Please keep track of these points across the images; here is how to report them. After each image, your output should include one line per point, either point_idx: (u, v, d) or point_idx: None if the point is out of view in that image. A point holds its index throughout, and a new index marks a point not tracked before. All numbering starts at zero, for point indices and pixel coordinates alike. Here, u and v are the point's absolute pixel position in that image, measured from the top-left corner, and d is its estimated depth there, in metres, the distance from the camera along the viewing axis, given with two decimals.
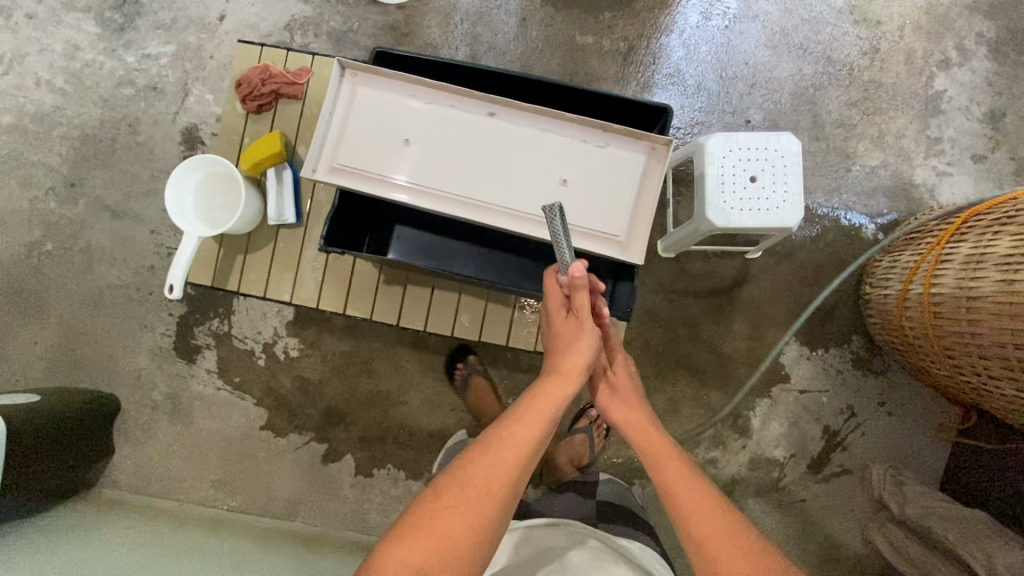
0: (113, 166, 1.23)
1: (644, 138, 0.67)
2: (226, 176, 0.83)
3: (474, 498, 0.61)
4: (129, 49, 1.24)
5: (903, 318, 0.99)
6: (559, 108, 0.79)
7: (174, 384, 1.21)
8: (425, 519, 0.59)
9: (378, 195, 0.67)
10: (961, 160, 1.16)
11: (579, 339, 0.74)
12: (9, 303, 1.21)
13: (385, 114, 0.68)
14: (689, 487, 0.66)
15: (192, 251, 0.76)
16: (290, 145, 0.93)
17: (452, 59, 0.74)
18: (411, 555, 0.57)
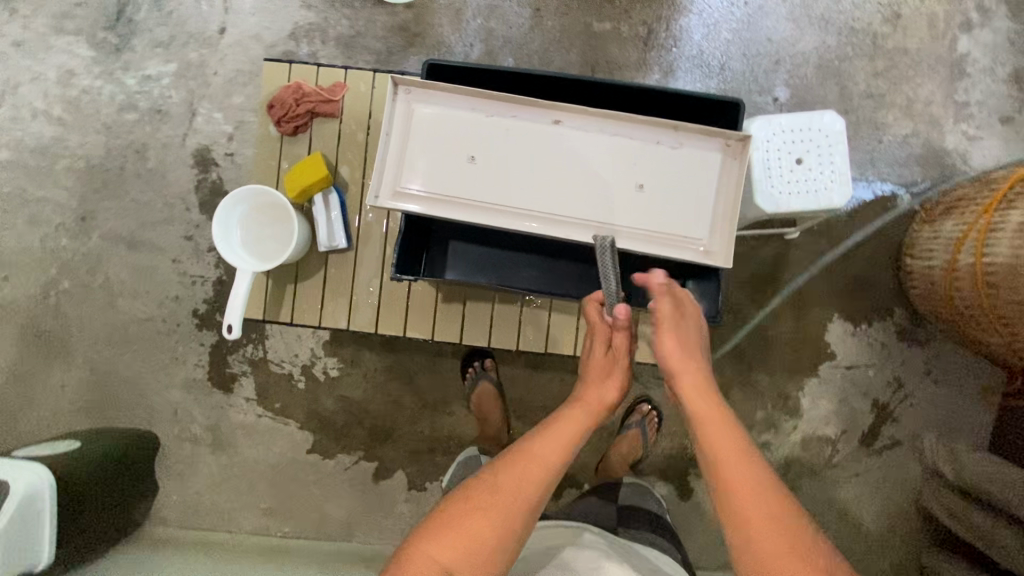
0: (124, 196, 1.19)
1: (717, 134, 0.67)
2: (277, 206, 0.80)
3: (499, 506, 0.66)
4: (127, 71, 1.19)
5: (952, 289, 0.99)
6: (617, 108, 0.77)
7: (213, 415, 1.18)
8: (452, 521, 0.65)
9: (444, 214, 0.67)
10: (990, 123, 1.15)
11: (610, 374, 0.78)
12: (30, 346, 1.18)
13: (446, 130, 0.68)
14: (739, 471, 0.65)
15: (244, 290, 0.76)
16: (330, 165, 0.91)
17: (509, 67, 0.73)
18: (440, 554, 0.63)
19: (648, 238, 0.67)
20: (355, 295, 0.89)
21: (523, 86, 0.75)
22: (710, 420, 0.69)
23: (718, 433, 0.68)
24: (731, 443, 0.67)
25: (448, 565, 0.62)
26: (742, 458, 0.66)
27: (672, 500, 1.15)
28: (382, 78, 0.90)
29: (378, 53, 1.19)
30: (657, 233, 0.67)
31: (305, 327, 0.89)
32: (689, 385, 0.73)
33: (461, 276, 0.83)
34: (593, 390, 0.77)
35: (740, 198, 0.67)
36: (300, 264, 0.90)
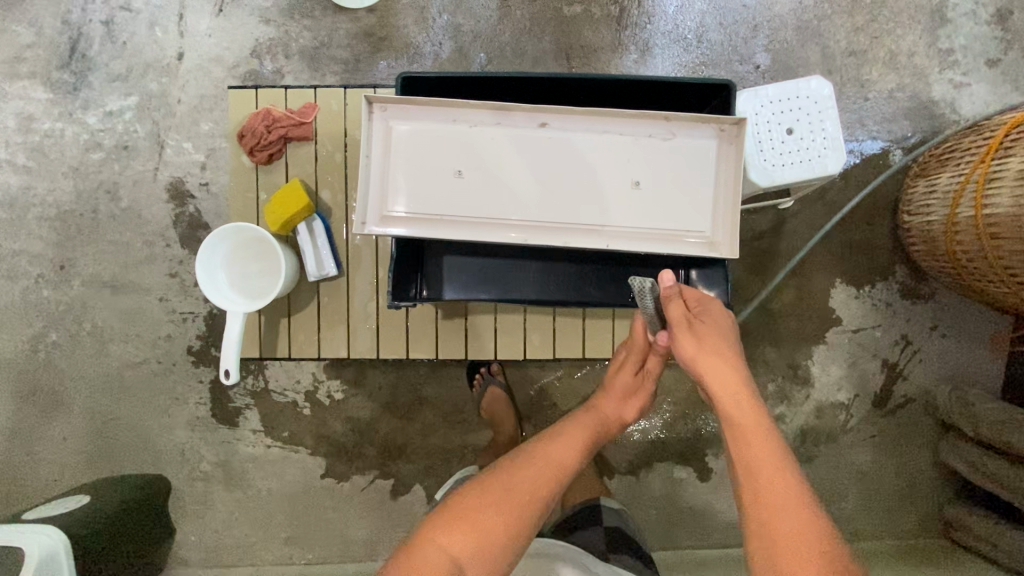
0: (101, 239, 1.15)
1: (711, 120, 0.64)
2: (268, 246, 0.78)
3: (514, 504, 0.68)
4: (87, 109, 1.14)
5: (954, 243, 0.97)
6: (605, 101, 0.74)
7: (222, 451, 1.16)
8: (465, 514, 0.67)
9: (438, 234, 0.65)
10: (976, 67, 1.13)
11: (631, 396, 0.82)
12: (25, 404, 1.15)
13: (430, 145, 0.65)
14: (775, 494, 0.60)
15: (235, 333, 0.74)
16: (311, 190, 0.88)
17: (487, 71, 0.70)
18: (453, 545, 0.64)
19: (651, 237, 0.66)
20: (352, 322, 0.88)
21: (504, 88, 0.72)
22: (748, 435, 0.64)
23: (757, 453, 0.62)
24: (767, 463, 0.62)
25: (461, 559, 0.64)
26: (782, 481, 0.61)
27: (693, 483, 1.14)
28: (354, 94, 0.87)
29: (345, 62, 1.15)
30: (662, 231, 0.66)
31: (305, 360, 0.88)
32: (723, 395, 0.66)
33: (461, 294, 0.81)
34: (609, 407, 0.80)
35: (741, 183, 0.64)
36: (292, 297, 0.89)
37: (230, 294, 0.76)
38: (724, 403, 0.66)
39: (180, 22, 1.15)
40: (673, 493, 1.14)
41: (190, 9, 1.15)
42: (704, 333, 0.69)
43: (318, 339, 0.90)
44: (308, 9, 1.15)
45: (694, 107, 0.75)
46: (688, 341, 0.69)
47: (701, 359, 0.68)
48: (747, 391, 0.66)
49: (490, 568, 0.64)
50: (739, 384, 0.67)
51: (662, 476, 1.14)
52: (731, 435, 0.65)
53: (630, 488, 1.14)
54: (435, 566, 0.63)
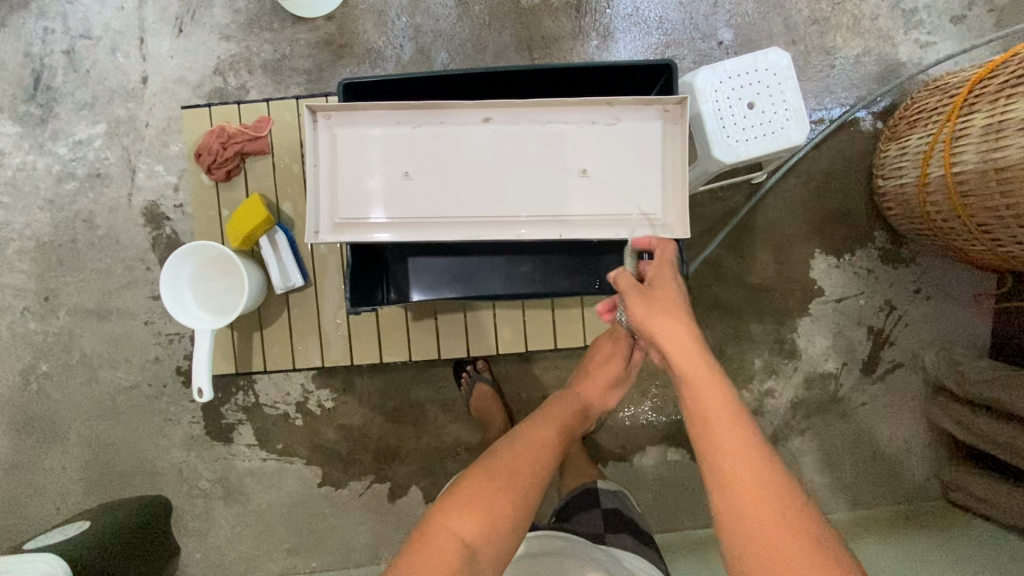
0: (82, 267, 1.16)
1: (654, 102, 0.64)
2: (232, 263, 0.79)
3: (517, 480, 0.67)
4: (57, 139, 1.15)
5: (928, 203, 0.96)
6: (552, 92, 0.75)
7: (218, 467, 1.17)
8: (469, 496, 0.66)
9: (386, 238, 0.66)
10: (941, 25, 1.11)
11: (608, 368, 0.83)
12: (23, 436, 1.16)
13: (373, 149, 0.65)
14: (730, 446, 0.57)
15: (206, 349, 0.75)
16: (273, 205, 0.88)
17: (432, 71, 0.71)
18: (464, 529, 0.63)
19: (602, 223, 0.66)
20: (323, 331, 0.89)
21: (452, 85, 0.73)
22: (701, 389, 0.60)
23: (712, 404, 0.59)
24: (720, 413, 0.59)
25: (470, 540, 0.62)
26: (735, 431, 0.58)
27: (687, 464, 1.14)
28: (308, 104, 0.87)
29: (308, 73, 1.15)
30: (611, 217, 0.66)
31: (280, 371, 0.89)
32: (674, 351, 0.62)
33: (428, 293, 0.82)
34: (588, 390, 0.82)
35: (686, 164, 0.65)
36: (263, 310, 0.90)
37: (197, 312, 0.77)
38: (676, 357, 0.62)
39: (141, 46, 1.16)
40: (669, 475, 1.14)
41: (150, 32, 1.16)
42: (658, 292, 0.65)
43: (292, 350, 0.91)
44: (267, 22, 1.15)
45: (644, 90, 0.75)
46: (640, 304, 0.65)
47: (655, 319, 0.64)
48: (698, 344, 0.63)
49: (500, 544, 0.63)
50: (691, 338, 0.63)
51: (655, 459, 1.14)
52: (684, 390, 0.61)
53: (625, 473, 1.14)
54: (444, 551, 0.61)
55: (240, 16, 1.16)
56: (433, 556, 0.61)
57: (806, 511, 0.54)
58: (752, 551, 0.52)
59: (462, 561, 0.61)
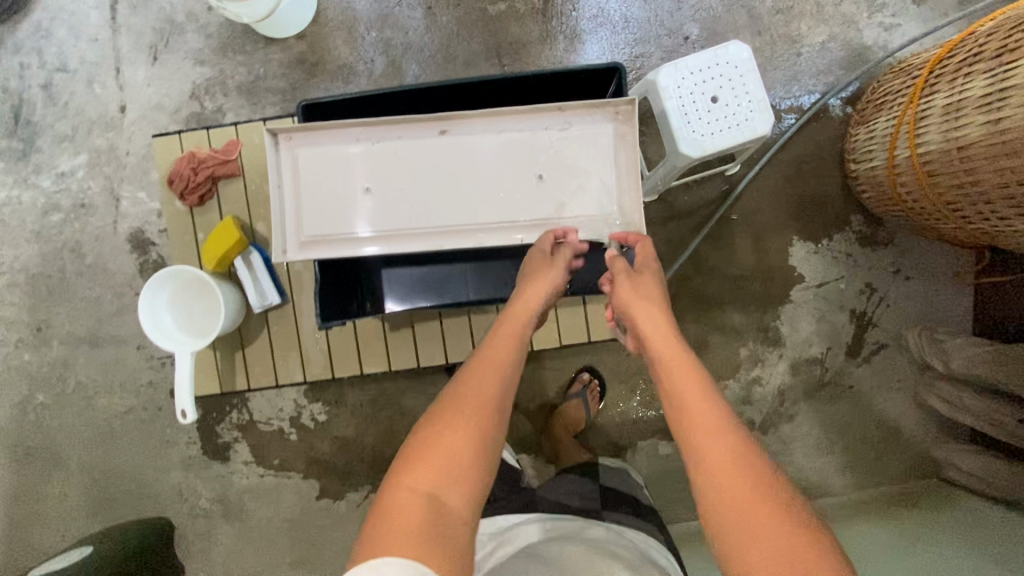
0: (72, 297, 1.18)
1: (605, 105, 0.66)
2: (211, 287, 0.81)
3: (473, 416, 0.58)
4: (40, 173, 1.17)
5: (898, 185, 0.97)
6: (511, 100, 0.78)
7: (217, 486, 1.18)
8: (427, 447, 0.56)
9: (350, 254, 0.68)
10: (904, 7, 1.12)
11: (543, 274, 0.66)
12: (25, 465, 1.19)
13: (332, 167, 0.67)
14: (708, 435, 0.55)
15: (185, 369, 0.76)
16: (248, 228, 0.91)
17: (389, 87, 0.74)
18: (423, 482, 0.54)
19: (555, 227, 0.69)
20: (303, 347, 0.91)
21: (418, 100, 0.76)
22: (673, 367, 0.61)
23: (687, 390, 0.59)
24: (697, 402, 0.58)
25: (436, 489, 0.54)
26: (712, 420, 0.56)
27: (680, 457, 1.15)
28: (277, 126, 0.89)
29: (283, 92, 1.17)
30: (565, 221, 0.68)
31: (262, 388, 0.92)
32: (651, 332, 0.64)
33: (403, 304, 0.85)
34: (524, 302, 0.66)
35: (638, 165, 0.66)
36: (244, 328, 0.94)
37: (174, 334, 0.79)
38: (653, 342, 0.64)
39: (118, 76, 1.17)
40: (662, 468, 1.15)
41: (126, 61, 1.18)
42: (640, 280, 0.68)
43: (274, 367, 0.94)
44: (240, 44, 1.17)
45: (601, 92, 0.78)
46: (626, 287, 0.68)
47: (634, 305, 0.66)
48: (672, 327, 0.65)
49: (467, 488, 0.55)
50: (666, 320, 0.65)
51: (648, 453, 1.15)
52: (659, 372, 0.62)
53: None
54: (408, 509, 0.52)
55: (213, 40, 1.17)
56: (396, 518, 0.51)
57: (792, 505, 0.51)
58: (733, 529, 0.51)
59: (429, 513, 0.52)
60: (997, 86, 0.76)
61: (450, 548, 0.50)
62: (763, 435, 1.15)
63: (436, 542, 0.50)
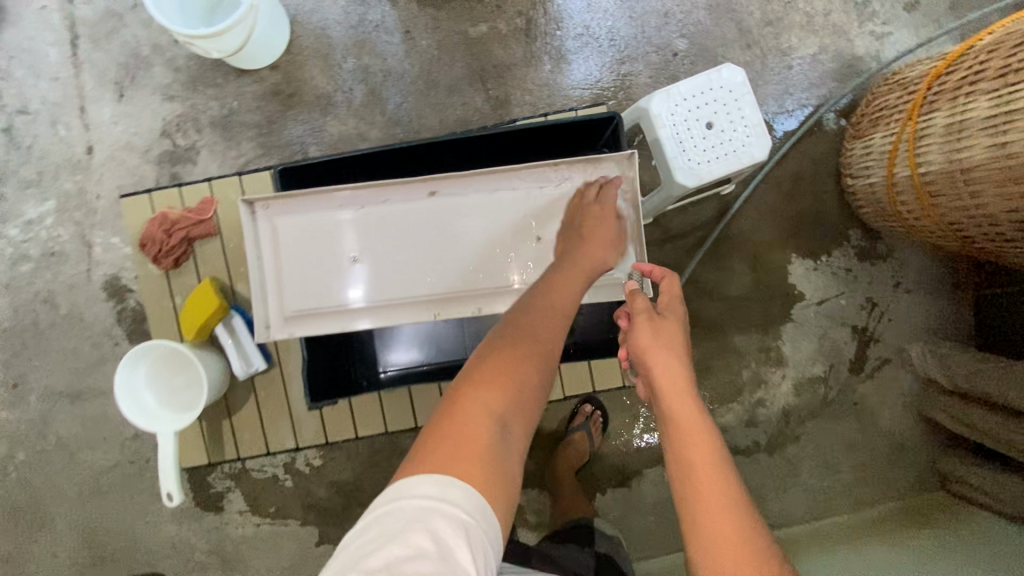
0: (47, 349, 1.12)
1: (595, 163, 0.70)
2: (189, 360, 0.79)
3: (538, 353, 0.59)
4: (6, 221, 1.12)
5: (897, 202, 0.95)
6: (495, 155, 0.80)
7: (212, 537, 1.14)
8: (494, 375, 0.56)
9: (341, 326, 0.70)
10: (896, 14, 1.09)
11: (603, 237, 0.69)
12: (8, 526, 1.14)
13: (319, 235, 0.69)
14: (715, 511, 0.52)
15: (171, 453, 0.75)
16: (226, 289, 0.91)
17: (368, 149, 0.76)
18: (493, 403, 0.54)
19: None
20: (294, 414, 0.92)
21: (433, 158, 0.79)
22: (686, 432, 0.56)
23: (697, 460, 0.55)
24: (709, 478, 0.53)
25: (502, 412, 0.54)
26: (723, 502, 0.52)
27: None
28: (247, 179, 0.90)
29: (259, 126, 1.12)
30: None
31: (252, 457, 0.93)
32: (667, 387, 0.59)
33: (403, 365, 0.88)
34: (587, 255, 0.68)
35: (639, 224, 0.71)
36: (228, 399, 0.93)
37: (158, 411, 0.77)
38: (667, 397, 0.59)
39: (83, 115, 1.12)
40: (668, 496, 1.12)
41: (91, 100, 1.12)
42: (661, 324, 0.63)
43: (264, 434, 0.93)
44: (211, 77, 1.12)
45: (586, 146, 0.80)
46: (645, 330, 0.63)
47: (651, 353, 0.61)
48: (691, 385, 0.60)
49: (527, 421, 0.56)
50: (683, 377, 0.60)
51: (654, 481, 1.13)
52: (669, 433, 0.57)
53: (625, 499, 1.12)
54: (475, 424, 0.52)
55: (181, 74, 1.12)
56: (462, 431, 0.51)
57: None
58: None
59: (494, 432, 0.52)
60: (1002, 110, 0.74)
61: (506, 473, 0.51)
62: (769, 456, 1.13)
63: (499, 464, 0.50)
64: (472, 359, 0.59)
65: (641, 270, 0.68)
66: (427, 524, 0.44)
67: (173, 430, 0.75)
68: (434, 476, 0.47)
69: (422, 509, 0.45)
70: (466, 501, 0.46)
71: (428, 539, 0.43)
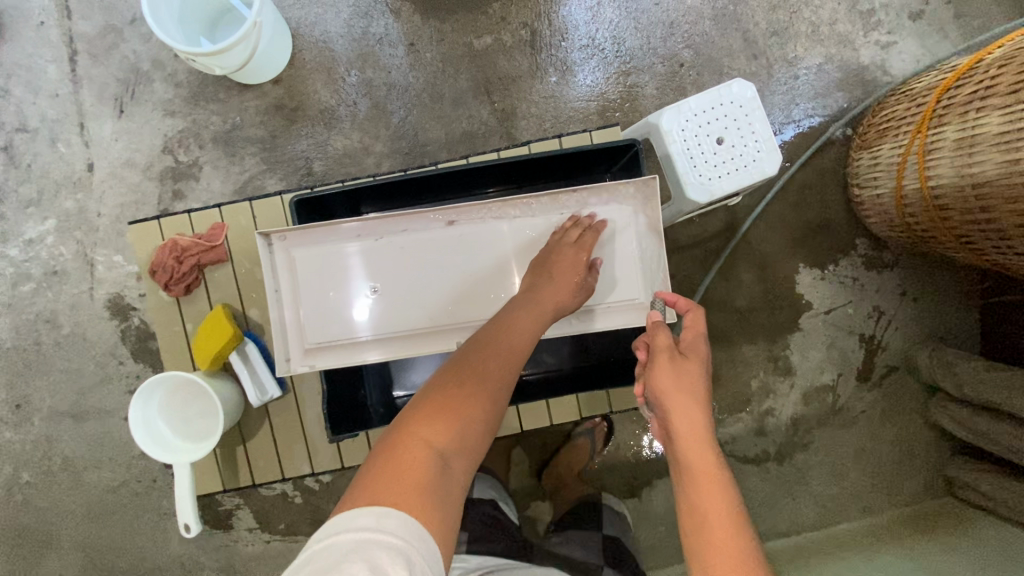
0: (50, 369, 1.11)
1: (619, 187, 0.70)
2: (202, 389, 0.79)
3: (490, 391, 0.57)
4: (7, 241, 1.10)
5: (906, 213, 0.95)
6: (511, 181, 0.81)
7: (222, 555, 1.14)
8: (441, 409, 0.54)
9: (358, 360, 0.71)
10: (900, 23, 1.09)
11: (568, 278, 0.67)
12: (14, 548, 1.13)
13: (336, 267, 0.70)
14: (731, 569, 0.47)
15: (189, 487, 0.76)
16: (238, 315, 0.91)
17: (385, 178, 0.76)
18: (436, 437, 0.52)
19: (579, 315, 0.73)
20: (309, 438, 0.91)
21: (453, 184, 0.80)
22: (703, 480, 0.52)
23: (714, 511, 0.51)
24: (723, 531, 0.49)
25: (446, 449, 0.52)
26: (740, 560, 0.47)
27: None
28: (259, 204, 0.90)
29: (262, 141, 1.11)
30: (596, 306, 0.73)
31: (269, 483, 0.92)
32: (684, 428, 0.56)
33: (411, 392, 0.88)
34: (556, 285, 0.66)
35: (661, 244, 0.71)
36: (243, 425, 0.92)
37: (176, 441, 0.79)
38: (684, 444, 0.55)
39: (82, 132, 1.10)
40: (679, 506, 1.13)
41: (90, 116, 1.10)
42: (683, 364, 0.60)
43: (279, 460, 0.92)
44: (212, 93, 1.10)
45: (602, 168, 0.81)
46: (666, 368, 0.60)
47: (670, 394, 0.57)
48: (711, 433, 0.56)
49: (472, 457, 0.54)
50: (705, 424, 0.56)
51: (664, 493, 1.13)
52: (684, 479, 0.54)
53: (636, 510, 1.13)
54: (416, 461, 0.50)
55: (182, 89, 1.10)
56: (402, 467, 0.49)
57: None
58: None
59: (437, 470, 0.50)
60: (1014, 126, 0.74)
61: (447, 510, 0.48)
62: (778, 465, 1.13)
63: (443, 503, 0.48)
64: (421, 394, 0.57)
65: (666, 297, 0.67)
66: (366, 554, 0.41)
67: (189, 463, 0.76)
68: (373, 508, 0.44)
69: (360, 540, 0.42)
70: (404, 532, 0.43)
71: (363, 568, 0.39)
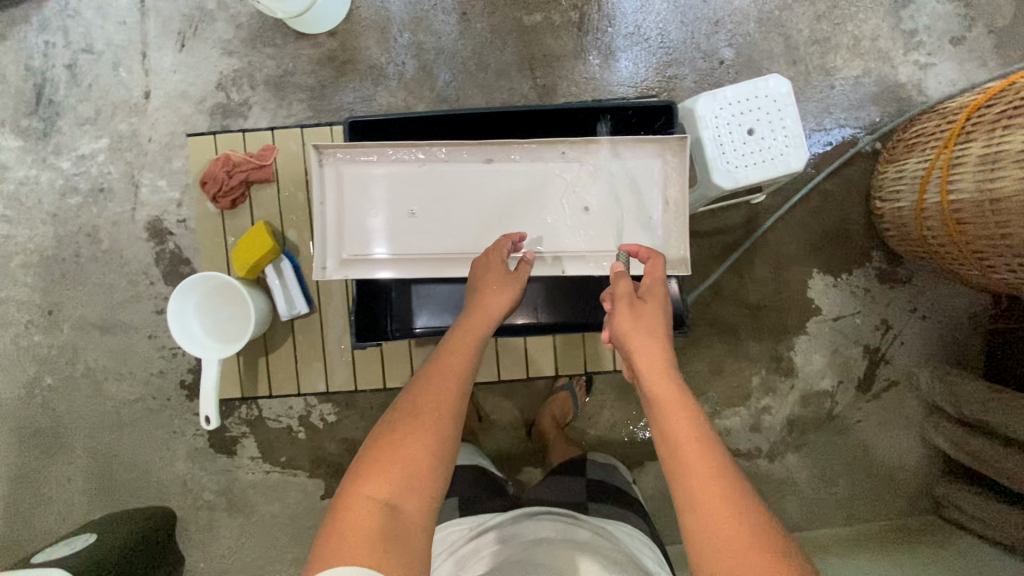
0: (85, 281, 1.17)
1: (653, 142, 0.73)
2: (237, 293, 0.85)
3: (428, 424, 0.59)
4: (60, 154, 1.16)
5: (924, 227, 0.98)
6: (552, 130, 0.86)
7: (223, 479, 1.18)
8: (381, 456, 0.57)
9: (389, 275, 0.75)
10: (942, 46, 1.12)
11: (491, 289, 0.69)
12: (27, 446, 1.18)
13: (379, 185, 0.75)
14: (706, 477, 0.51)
15: (215, 379, 0.80)
16: (276, 233, 0.96)
17: (439, 111, 0.82)
18: (378, 490, 0.54)
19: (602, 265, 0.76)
20: (328, 358, 0.96)
21: (500, 123, 0.84)
22: (669, 407, 0.56)
23: (688, 442, 0.53)
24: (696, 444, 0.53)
25: (391, 497, 0.54)
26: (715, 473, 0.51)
27: None
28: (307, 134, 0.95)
29: (311, 89, 1.16)
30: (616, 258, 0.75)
31: (285, 396, 0.97)
32: (646, 362, 0.59)
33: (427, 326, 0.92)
34: (486, 300, 0.68)
35: (685, 204, 0.74)
36: (267, 338, 0.97)
37: (204, 341, 0.84)
38: (650, 377, 0.58)
39: (144, 60, 1.16)
40: (666, 489, 1.15)
41: (152, 46, 1.16)
42: (644, 307, 0.63)
43: (296, 375, 0.97)
44: (270, 37, 1.15)
45: (642, 128, 0.85)
46: (627, 313, 0.63)
47: (634, 334, 0.61)
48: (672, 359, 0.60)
49: (421, 498, 0.55)
50: (666, 352, 0.60)
51: (654, 474, 1.15)
52: (653, 411, 0.57)
53: None
54: (362, 518, 0.52)
55: (242, 31, 1.15)
56: (350, 525, 0.52)
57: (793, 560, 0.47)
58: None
59: (383, 521, 0.53)
60: None
61: (402, 555, 0.51)
62: (768, 463, 1.16)
63: (393, 551, 0.51)
64: (368, 439, 0.60)
65: (629, 249, 0.71)
66: None
67: (217, 358, 0.81)
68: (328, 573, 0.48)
69: None
70: None
71: None
